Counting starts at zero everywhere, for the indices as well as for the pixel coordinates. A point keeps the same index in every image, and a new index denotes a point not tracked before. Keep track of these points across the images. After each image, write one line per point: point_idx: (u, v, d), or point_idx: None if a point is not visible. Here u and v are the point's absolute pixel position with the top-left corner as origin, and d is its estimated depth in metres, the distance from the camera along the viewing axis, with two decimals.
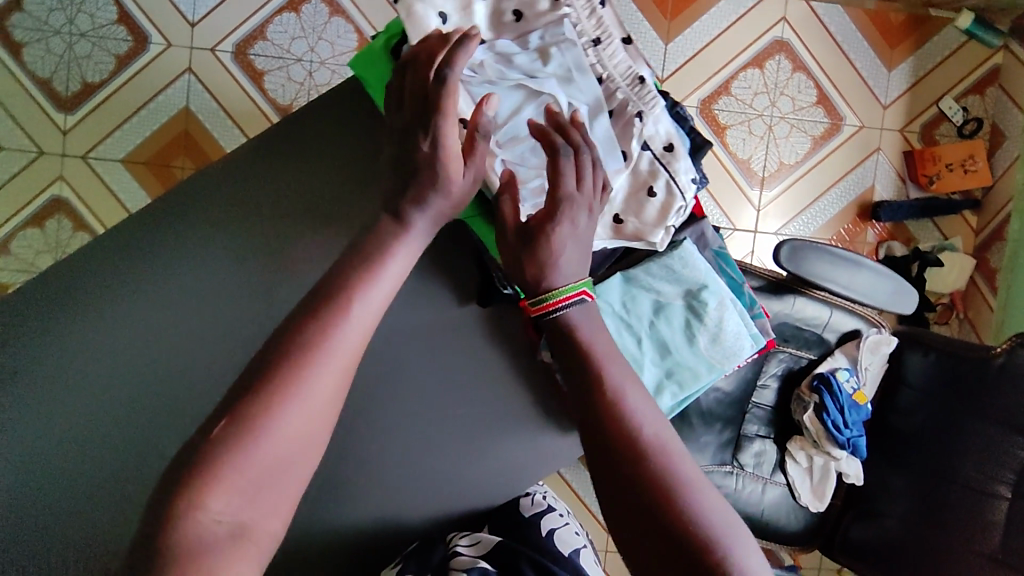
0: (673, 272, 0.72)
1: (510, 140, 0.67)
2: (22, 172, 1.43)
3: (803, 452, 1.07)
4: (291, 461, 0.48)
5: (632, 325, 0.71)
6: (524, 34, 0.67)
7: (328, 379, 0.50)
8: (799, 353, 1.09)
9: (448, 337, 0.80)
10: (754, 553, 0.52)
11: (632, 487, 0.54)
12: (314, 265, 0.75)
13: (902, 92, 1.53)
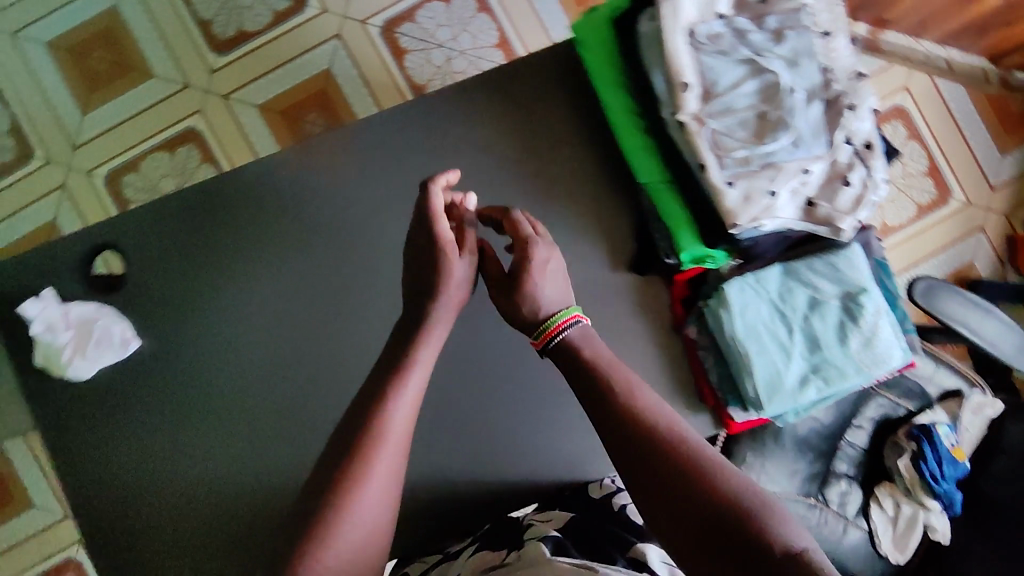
0: (835, 274, 0.86)
1: (722, 113, 0.82)
2: (164, 101, 1.52)
3: (891, 499, 1.08)
4: (376, 519, 0.68)
5: (788, 314, 0.85)
6: (762, 16, 0.86)
7: (390, 451, 0.70)
8: (898, 401, 1.10)
9: None
10: (772, 510, 0.61)
11: (655, 471, 0.65)
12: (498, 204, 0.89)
13: (1011, 177, 1.57)
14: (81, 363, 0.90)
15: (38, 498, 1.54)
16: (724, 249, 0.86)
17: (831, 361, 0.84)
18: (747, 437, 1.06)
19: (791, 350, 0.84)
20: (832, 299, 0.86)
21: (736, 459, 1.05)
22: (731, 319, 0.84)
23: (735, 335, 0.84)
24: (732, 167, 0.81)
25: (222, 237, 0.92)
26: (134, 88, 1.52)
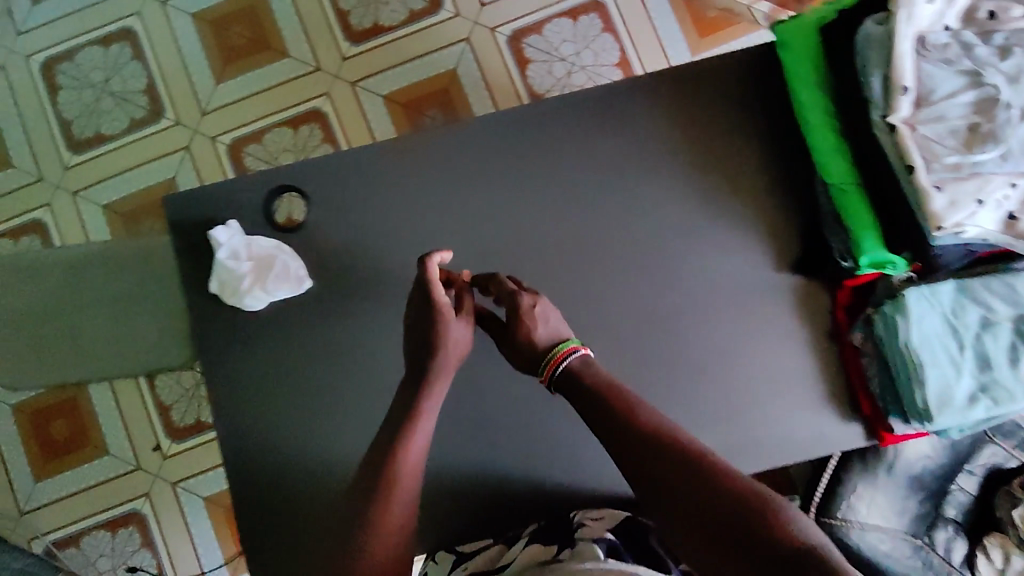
0: (1010, 298, 0.95)
1: (934, 121, 0.86)
2: (295, 80, 1.59)
3: (1001, 549, 1.12)
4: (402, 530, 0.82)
5: (963, 331, 0.95)
6: (989, 32, 0.89)
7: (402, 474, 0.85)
8: (1011, 453, 1.15)
9: None
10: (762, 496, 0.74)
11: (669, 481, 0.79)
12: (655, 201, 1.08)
13: None
14: (258, 293, 1.03)
15: (113, 447, 1.58)
16: (905, 258, 0.95)
17: (1000, 382, 0.94)
18: (859, 467, 1.10)
19: (960, 365, 0.94)
20: (1004, 320, 0.95)
21: (849, 489, 1.09)
22: (908, 330, 0.95)
23: (910, 343, 0.95)
24: (941, 173, 0.85)
25: (401, 205, 1.03)
26: (268, 64, 1.59)
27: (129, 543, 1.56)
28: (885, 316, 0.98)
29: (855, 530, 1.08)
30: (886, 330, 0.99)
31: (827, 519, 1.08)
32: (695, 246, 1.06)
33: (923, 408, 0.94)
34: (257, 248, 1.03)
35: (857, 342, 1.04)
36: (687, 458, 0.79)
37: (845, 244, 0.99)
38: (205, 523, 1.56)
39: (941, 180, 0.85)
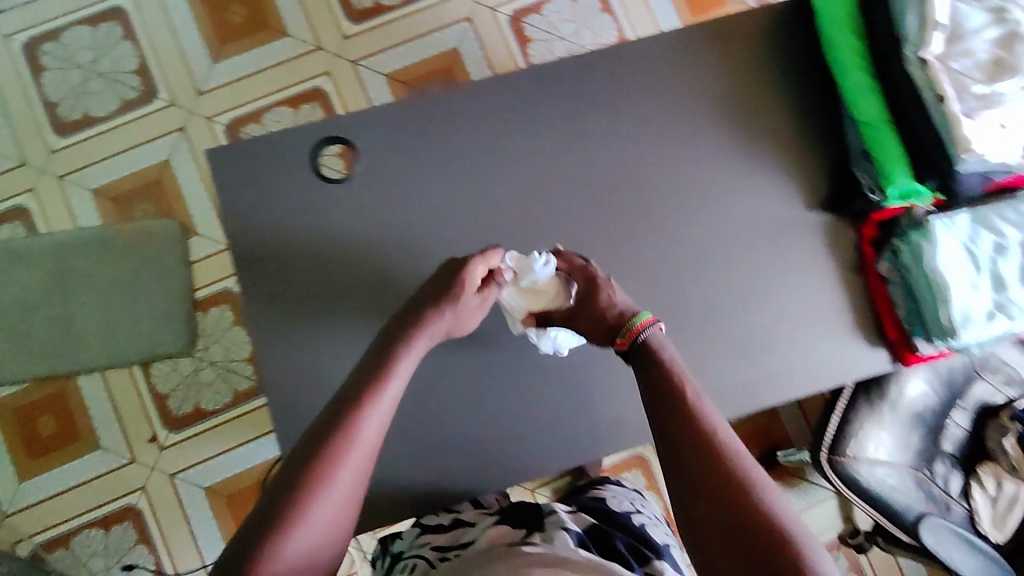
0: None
1: (959, 56, 0.75)
2: (294, 60, 1.59)
3: (993, 478, 1.17)
4: (341, 514, 0.65)
5: (977, 257, 0.82)
6: None
7: (361, 451, 0.67)
8: (1000, 389, 1.20)
9: (787, 234, 0.90)
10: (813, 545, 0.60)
11: (716, 490, 0.64)
12: (694, 142, 0.91)
13: None
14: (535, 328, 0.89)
15: (106, 440, 1.51)
16: (929, 186, 0.81)
17: (1016, 302, 0.81)
18: (866, 406, 1.14)
19: (981, 285, 0.81)
20: (1015, 242, 0.83)
21: (856, 428, 1.13)
22: (934, 251, 0.80)
23: (935, 267, 0.80)
24: (969, 103, 0.74)
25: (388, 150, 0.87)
26: (266, 45, 1.59)
27: (125, 540, 1.49)
28: (906, 242, 0.83)
29: (862, 467, 1.12)
30: (913, 262, 0.83)
31: (836, 458, 1.12)
32: (734, 182, 0.91)
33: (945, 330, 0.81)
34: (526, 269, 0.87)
35: (885, 272, 0.87)
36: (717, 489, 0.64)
37: (870, 175, 0.84)
38: (206, 514, 1.50)
39: (973, 114, 0.73)
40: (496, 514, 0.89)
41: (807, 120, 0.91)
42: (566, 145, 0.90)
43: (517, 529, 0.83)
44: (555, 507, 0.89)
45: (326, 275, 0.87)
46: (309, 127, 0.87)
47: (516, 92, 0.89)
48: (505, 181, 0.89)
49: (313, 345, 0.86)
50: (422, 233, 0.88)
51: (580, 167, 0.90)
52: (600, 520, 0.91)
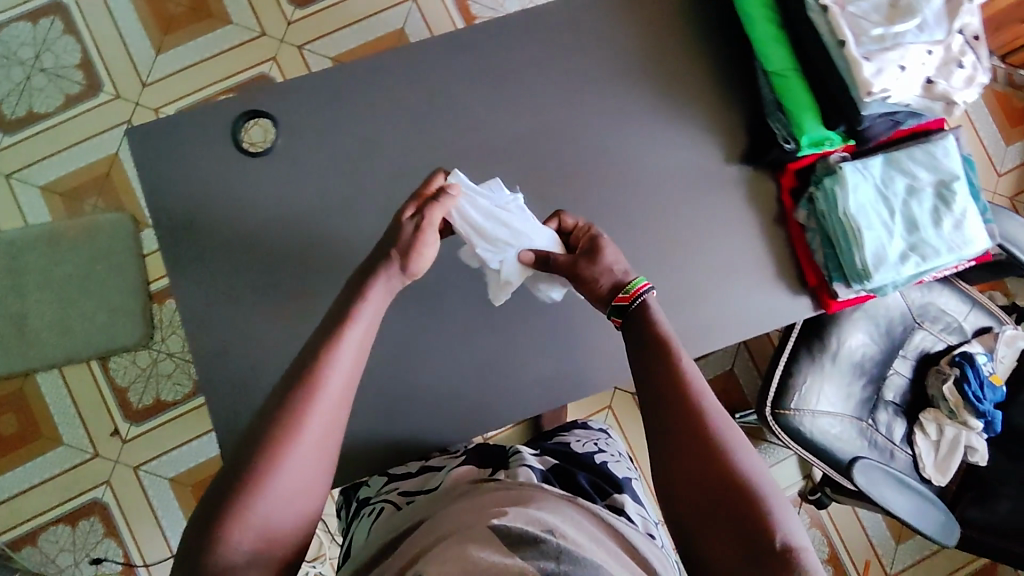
0: (934, 159, 0.84)
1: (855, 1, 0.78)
2: (239, 47, 1.58)
3: (934, 424, 1.20)
4: (305, 482, 0.63)
5: (889, 199, 0.83)
6: None
7: (322, 416, 0.65)
8: (939, 337, 1.22)
9: (708, 189, 0.92)
10: (778, 498, 0.64)
11: (693, 441, 0.66)
12: (611, 103, 0.92)
13: (1016, 164, 1.64)
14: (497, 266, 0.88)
15: (67, 436, 1.50)
16: (840, 132, 0.83)
17: (928, 241, 0.83)
18: (808, 360, 1.16)
19: (894, 229, 0.83)
20: (928, 184, 0.84)
21: (798, 381, 1.15)
22: (846, 197, 0.82)
23: (847, 212, 0.82)
24: (868, 46, 0.76)
25: (308, 123, 0.88)
26: (209, 33, 1.58)
27: (92, 535, 1.49)
28: (821, 189, 0.85)
29: (806, 418, 1.15)
30: (827, 207, 0.85)
31: (781, 411, 1.15)
32: (653, 140, 0.92)
33: (858, 273, 0.84)
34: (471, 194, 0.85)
35: (803, 220, 0.89)
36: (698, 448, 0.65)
37: (783, 125, 0.84)
38: (172, 504, 1.51)
39: (872, 53, 0.76)
40: (463, 455, 0.92)
41: (721, 78, 0.93)
42: (485, 110, 0.91)
43: (483, 467, 0.86)
44: (519, 449, 0.92)
45: (252, 250, 0.87)
46: (229, 103, 0.87)
47: (432, 59, 0.90)
48: (427, 147, 0.90)
49: (243, 319, 0.87)
50: (350, 205, 0.90)
51: (500, 132, 0.91)
52: (560, 459, 0.93)
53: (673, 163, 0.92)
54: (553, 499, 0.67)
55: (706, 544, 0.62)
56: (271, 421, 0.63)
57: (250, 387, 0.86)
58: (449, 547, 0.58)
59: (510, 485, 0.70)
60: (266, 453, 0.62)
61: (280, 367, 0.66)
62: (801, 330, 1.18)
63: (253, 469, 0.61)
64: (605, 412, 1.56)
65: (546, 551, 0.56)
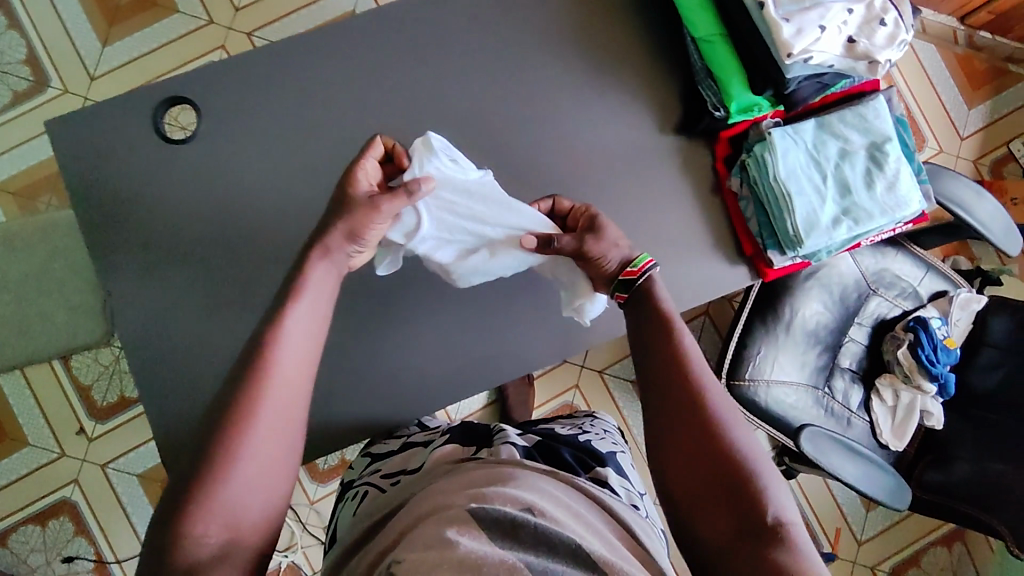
0: (865, 121, 0.84)
1: None
2: (188, 36, 1.56)
3: (890, 390, 1.20)
4: (274, 469, 0.60)
5: (821, 163, 0.83)
6: None
7: (284, 398, 0.62)
8: (895, 303, 1.22)
9: (639, 161, 0.91)
10: (773, 475, 0.63)
11: (687, 421, 0.65)
12: (539, 74, 0.90)
13: (979, 127, 1.63)
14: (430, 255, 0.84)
15: (32, 437, 1.50)
16: (768, 97, 0.82)
17: (860, 205, 0.83)
18: (761, 331, 1.16)
19: (826, 193, 0.83)
20: (860, 147, 0.84)
21: (753, 352, 1.15)
22: (776, 163, 0.82)
23: (778, 177, 0.82)
24: (787, 7, 0.76)
25: (229, 107, 0.87)
26: (156, 23, 1.55)
27: (63, 533, 1.49)
28: (751, 156, 0.85)
29: (762, 389, 1.14)
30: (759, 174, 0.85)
31: (735, 383, 1.14)
32: (583, 112, 0.91)
33: (792, 239, 0.83)
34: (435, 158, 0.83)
35: (736, 188, 0.88)
36: (691, 423, 0.65)
37: (711, 92, 0.84)
38: (141, 500, 1.51)
39: (789, 14, 0.75)
40: (444, 433, 0.83)
41: (650, 45, 0.92)
42: (410, 87, 0.89)
43: (467, 446, 0.78)
44: (502, 427, 0.83)
45: (178, 239, 0.86)
46: (149, 89, 0.85)
47: (353, 36, 0.88)
48: (353, 127, 0.89)
49: (173, 310, 0.85)
50: (275, 188, 0.88)
51: (426, 109, 0.89)
52: (546, 437, 0.82)
53: (606, 137, 0.91)
54: (535, 475, 0.61)
55: (700, 519, 0.62)
56: (250, 406, 0.60)
57: (183, 378, 0.85)
58: (428, 530, 0.51)
59: (490, 462, 0.64)
60: (247, 434, 0.59)
61: (254, 352, 0.63)
62: (755, 301, 1.17)
63: (225, 453, 0.57)
64: (573, 392, 1.54)
65: (519, 537, 0.50)
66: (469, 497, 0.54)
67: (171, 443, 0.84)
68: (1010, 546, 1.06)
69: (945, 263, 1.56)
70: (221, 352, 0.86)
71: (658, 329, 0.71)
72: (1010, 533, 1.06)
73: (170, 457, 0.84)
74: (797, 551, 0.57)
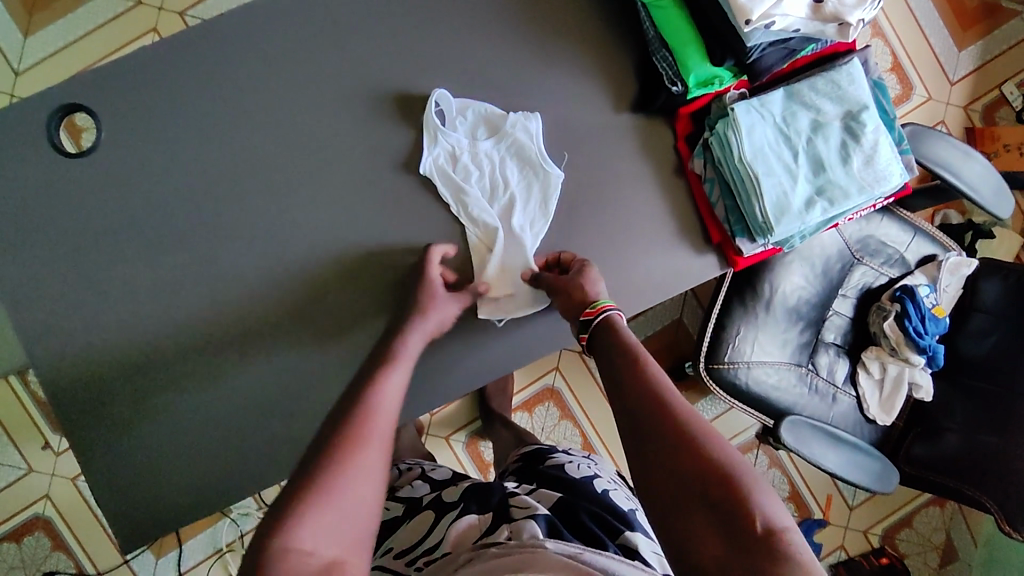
0: (838, 90, 0.82)
1: None
2: (110, 24, 1.42)
3: (877, 362, 1.15)
4: (368, 503, 0.55)
5: (791, 137, 0.81)
6: None
7: (379, 438, 0.60)
8: (881, 271, 1.15)
9: (580, 144, 0.87)
10: (770, 492, 0.53)
11: (659, 439, 0.57)
12: (474, 53, 0.85)
13: (970, 70, 1.53)
14: (431, 138, 0.83)
15: None
16: (730, 67, 0.77)
17: (834, 181, 0.81)
18: (740, 311, 1.09)
19: (797, 172, 0.81)
20: (833, 118, 0.82)
21: (732, 333, 1.08)
22: (740, 142, 0.80)
23: (743, 157, 0.81)
24: None
25: (132, 105, 0.78)
26: (72, 12, 1.41)
27: (40, 549, 1.42)
28: (715, 133, 0.83)
29: (742, 371, 1.08)
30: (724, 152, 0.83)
31: (715, 366, 1.08)
32: (522, 94, 0.86)
33: (762, 221, 0.82)
34: (544, 171, 0.85)
35: (699, 169, 0.86)
36: (664, 433, 0.57)
37: (666, 64, 0.79)
38: None
39: None
40: (457, 503, 0.74)
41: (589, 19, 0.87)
42: (336, 74, 0.82)
43: (485, 514, 0.69)
44: (514, 490, 0.75)
45: (88, 255, 0.78)
46: (44, 90, 0.76)
47: (269, 20, 0.80)
48: (275, 122, 0.81)
49: (95, 335, 0.78)
50: (194, 194, 0.80)
51: (354, 99, 0.83)
52: (564, 493, 0.76)
53: (557, 118, 0.87)
54: (558, 562, 0.53)
55: (692, 540, 0.51)
56: (357, 434, 0.58)
57: (114, 408, 0.78)
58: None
59: (509, 545, 0.57)
60: (348, 459, 0.56)
61: (350, 406, 0.62)
62: (732, 280, 1.10)
63: (327, 477, 0.54)
64: (554, 374, 1.48)
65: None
66: None
67: (110, 478, 0.78)
68: (1000, 523, 1.01)
69: (935, 218, 1.48)
70: (153, 378, 0.79)
71: (625, 359, 0.66)
72: (1001, 511, 1.01)
73: (105, 489, 0.78)
74: (802, 563, 0.48)
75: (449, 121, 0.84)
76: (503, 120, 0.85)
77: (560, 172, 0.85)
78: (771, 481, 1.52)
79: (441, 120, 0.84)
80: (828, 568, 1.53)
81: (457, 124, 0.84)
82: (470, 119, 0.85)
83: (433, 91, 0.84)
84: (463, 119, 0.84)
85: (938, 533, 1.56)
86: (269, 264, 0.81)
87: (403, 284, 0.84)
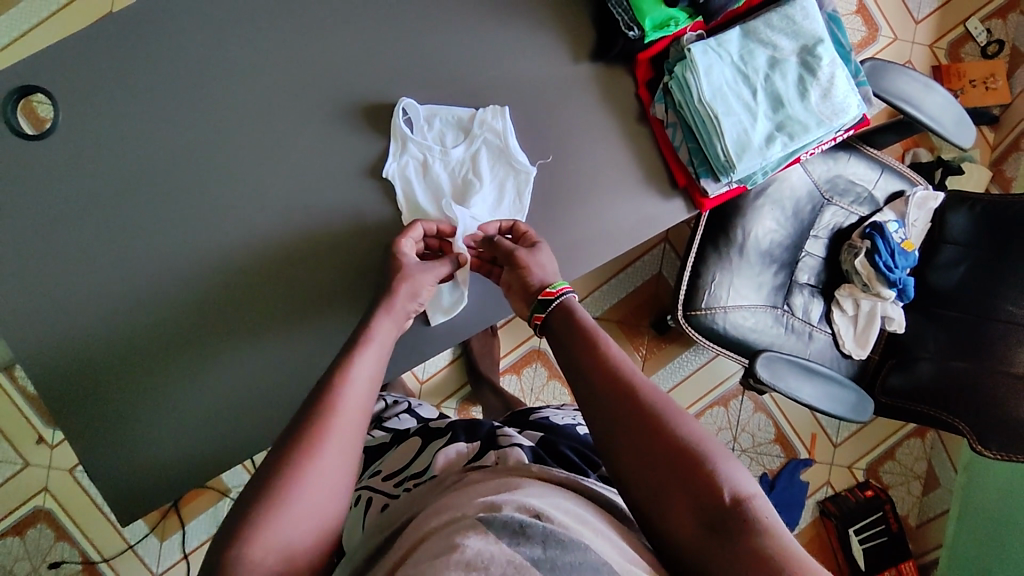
0: (794, 24, 0.85)
1: None
2: (50, 20, 1.28)
3: (851, 299, 1.18)
4: (327, 496, 0.56)
5: (750, 76, 0.85)
6: None
7: (340, 436, 0.58)
8: (851, 209, 1.17)
9: (543, 98, 0.88)
10: (739, 467, 0.55)
11: (622, 428, 0.57)
12: (429, 9, 0.84)
13: (934, 8, 1.54)
14: (399, 147, 0.84)
15: None
16: (684, 8, 0.83)
17: (794, 117, 0.84)
18: (714, 257, 1.11)
19: (756, 111, 0.84)
20: (791, 52, 0.85)
21: (708, 280, 1.10)
22: (698, 81, 0.83)
23: (702, 97, 0.83)
24: None
25: (86, 83, 0.77)
26: (5, 11, 1.27)
27: (43, 540, 1.43)
28: (674, 78, 0.85)
29: (719, 316, 1.10)
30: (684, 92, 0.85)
31: (693, 313, 1.10)
32: (480, 50, 0.86)
33: (725, 161, 0.84)
34: (516, 168, 0.86)
35: (661, 115, 0.88)
36: (628, 419, 0.57)
37: (622, 7, 0.83)
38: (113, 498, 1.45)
39: None
40: (445, 431, 0.76)
41: None
42: (291, 38, 0.82)
43: (472, 444, 0.71)
44: (501, 426, 0.77)
45: (62, 239, 0.78)
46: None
47: None
48: (235, 92, 0.81)
49: (75, 316, 0.78)
50: (160, 171, 0.80)
51: (313, 63, 0.82)
52: (545, 433, 0.78)
53: (517, 72, 0.87)
54: (544, 483, 0.55)
55: (665, 520, 0.54)
56: (310, 445, 0.57)
57: (100, 387, 0.79)
58: (436, 544, 0.46)
59: (500, 469, 0.58)
60: (308, 456, 0.56)
61: (318, 393, 0.61)
62: (706, 227, 1.12)
63: (287, 476, 0.55)
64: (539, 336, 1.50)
65: (530, 536, 0.45)
66: (479, 508, 0.49)
67: (104, 454, 0.80)
68: (972, 443, 1.04)
69: (906, 157, 1.51)
70: (134, 355, 0.80)
71: (584, 339, 0.65)
72: (972, 432, 1.03)
73: (99, 467, 0.80)
74: (771, 532, 0.51)
75: (417, 129, 0.85)
76: (470, 122, 0.86)
77: (533, 168, 0.86)
78: (757, 424, 1.57)
79: (408, 121, 0.85)
80: (815, 504, 1.58)
81: (424, 132, 0.85)
82: (438, 128, 0.86)
83: (400, 100, 0.84)
84: (428, 133, 0.86)
85: (919, 463, 1.62)
86: (240, 237, 0.82)
87: (375, 249, 0.85)
